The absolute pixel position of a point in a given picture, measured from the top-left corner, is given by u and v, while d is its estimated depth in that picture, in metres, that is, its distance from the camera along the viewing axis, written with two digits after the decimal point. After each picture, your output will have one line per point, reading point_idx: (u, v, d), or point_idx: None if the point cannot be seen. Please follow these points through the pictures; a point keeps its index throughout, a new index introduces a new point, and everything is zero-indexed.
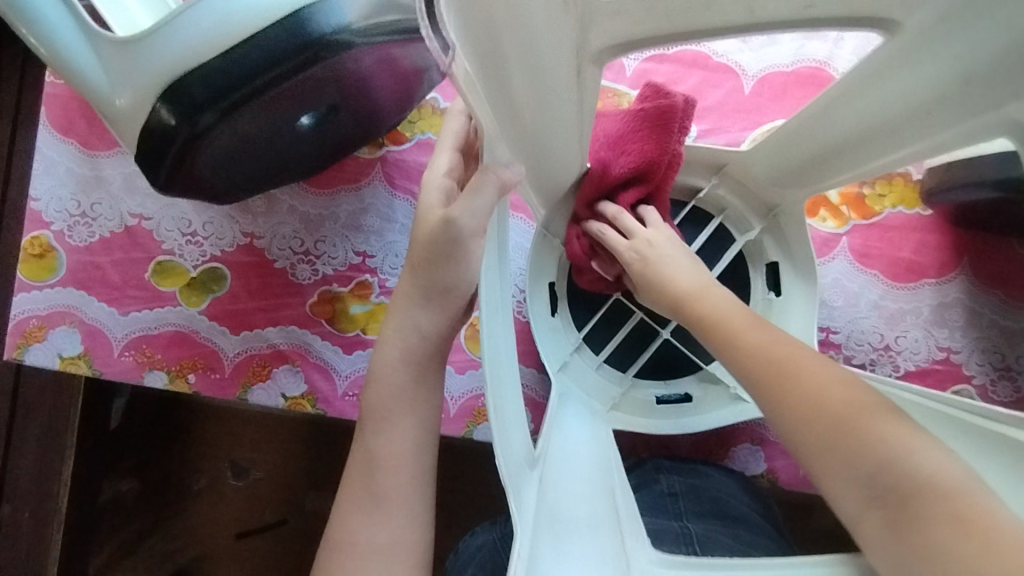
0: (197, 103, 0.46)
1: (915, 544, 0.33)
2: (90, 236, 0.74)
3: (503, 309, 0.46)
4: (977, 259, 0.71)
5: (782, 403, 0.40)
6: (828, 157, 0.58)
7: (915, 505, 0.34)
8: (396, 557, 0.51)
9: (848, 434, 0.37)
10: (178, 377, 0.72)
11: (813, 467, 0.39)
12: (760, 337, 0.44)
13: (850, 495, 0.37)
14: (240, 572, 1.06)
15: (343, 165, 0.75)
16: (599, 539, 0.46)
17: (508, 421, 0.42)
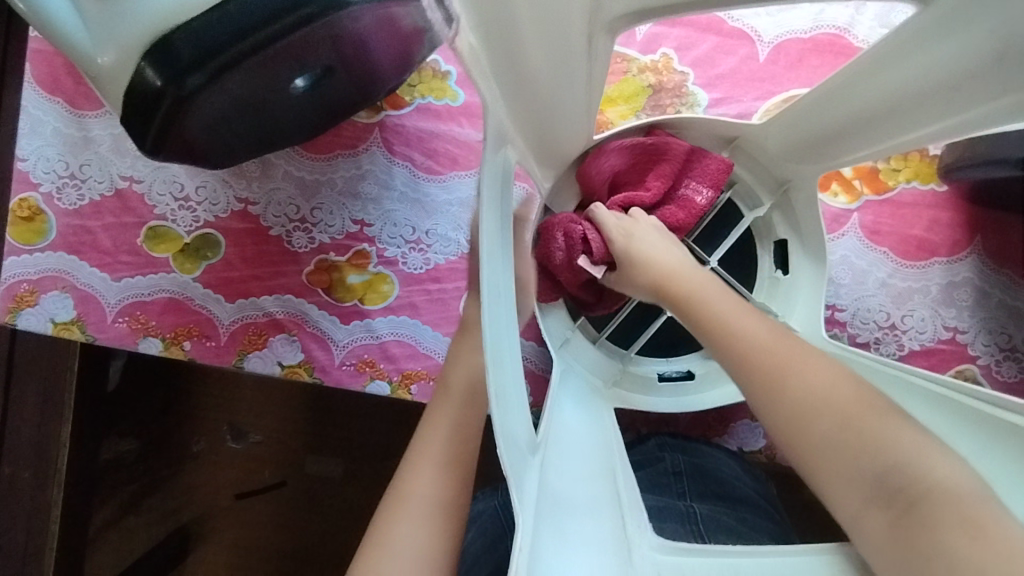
0: (184, 63, 0.43)
1: (921, 541, 0.39)
2: (80, 199, 0.72)
3: (504, 285, 0.42)
4: (990, 238, 0.69)
5: (786, 406, 0.46)
6: (846, 131, 0.56)
7: (923, 502, 0.40)
8: (434, 511, 0.52)
9: (855, 432, 0.43)
10: (174, 344, 0.71)
11: (814, 465, 0.45)
12: (758, 331, 0.49)
13: (853, 490, 0.43)
14: (241, 531, 1.08)
15: (340, 130, 0.73)
16: (602, 525, 0.45)
17: (509, 406, 0.39)
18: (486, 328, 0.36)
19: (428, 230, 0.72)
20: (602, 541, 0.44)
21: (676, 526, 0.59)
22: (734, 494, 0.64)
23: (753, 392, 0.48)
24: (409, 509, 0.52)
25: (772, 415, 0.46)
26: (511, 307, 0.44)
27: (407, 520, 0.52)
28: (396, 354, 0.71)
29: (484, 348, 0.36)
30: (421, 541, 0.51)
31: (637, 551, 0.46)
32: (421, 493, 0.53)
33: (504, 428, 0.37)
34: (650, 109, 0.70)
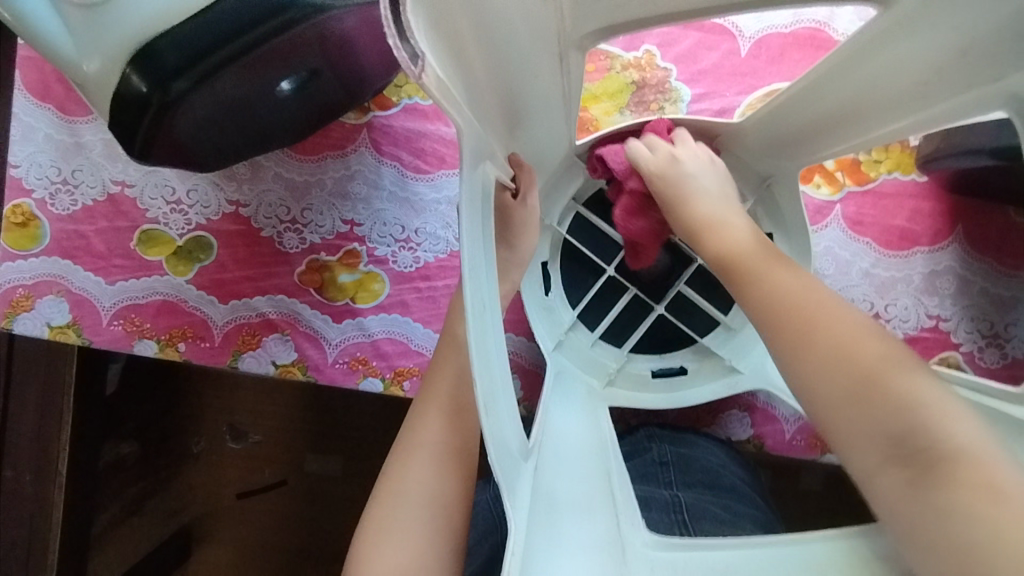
0: (169, 69, 0.44)
1: (936, 500, 0.37)
2: (73, 204, 0.73)
3: (490, 299, 0.39)
4: (971, 226, 0.70)
5: (814, 358, 0.42)
6: (824, 129, 0.57)
7: (941, 463, 0.38)
8: (443, 461, 0.52)
9: (882, 391, 0.40)
10: (168, 346, 0.72)
11: (834, 422, 0.41)
12: (779, 278, 0.46)
13: (874, 448, 0.40)
14: (241, 530, 1.09)
15: (328, 131, 0.74)
16: (597, 522, 0.46)
17: (502, 415, 0.38)
18: (473, 348, 0.34)
19: (418, 228, 0.73)
20: (597, 539, 0.44)
21: (662, 516, 0.61)
22: (720, 483, 0.65)
23: (776, 341, 0.44)
24: (416, 457, 0.52)
25: (795, 368, 0.42)
26: (498, 318, 0.40)
27: (416, 469, 0.52)
28: (388, 352, 0.72)
29: (473, 369, 0.34)
30: (431, 490, 0.51)
31: (631, 547, 0.46)
32: (427, 443, 0.53)
33: (496, 443, 0.35)
34: (634, 105, 0.71)
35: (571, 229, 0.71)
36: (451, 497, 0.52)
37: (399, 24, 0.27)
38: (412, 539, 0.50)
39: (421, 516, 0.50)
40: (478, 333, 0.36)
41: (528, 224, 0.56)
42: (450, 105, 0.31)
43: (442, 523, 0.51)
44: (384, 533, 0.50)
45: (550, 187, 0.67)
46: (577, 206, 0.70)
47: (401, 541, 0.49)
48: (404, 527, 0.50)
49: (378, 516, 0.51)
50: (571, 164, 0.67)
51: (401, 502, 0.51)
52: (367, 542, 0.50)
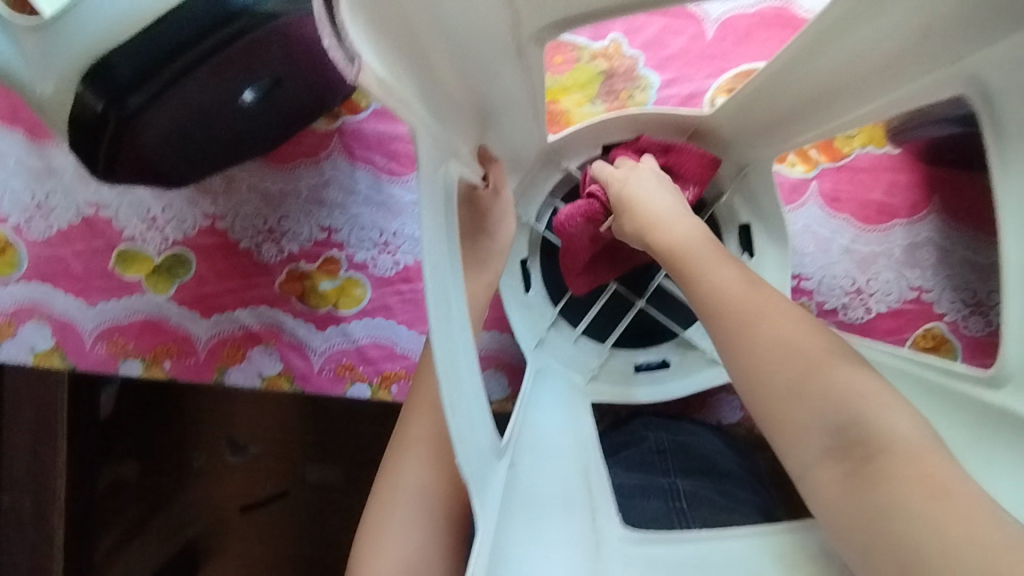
0: (122, 85, 0.44)
1: (879, 500, 0.37)
2: (48, 228, 0.72)
3: (457, 298, 0.39)
4: (948, 196, 0.70)
5: (750, 351, 0.43)
6: (798, 113, 0.57)
7: (878, 461, 0.38)
8: (439, 453, 0.50)
9: (820, 384, 0.40)
10: (154, 364, 0.72)
11: (768, 414, 0.42)
12: (720, 269, 0.47)
13: (812, 442, 0.40)
14: (245, 544, 1.09)
15: (300, 139, 0.73)
16: (573, 519, 0.46)
17: (472, 419, 0.38)
18: (437, 348, 0.34)
19: (396, 231, 0.73)
20: (571, 536, 0.44)
21: (658, 504, 0.58)
22: (718, 468, 0.63)
23: (715, 329, 0.45)
24: (412, 451, 0.50)
25: (736, 359, 0.44)
26: (466, 316, 0.40)
27: (412, 463, 0.50)
28: (374, 356, 0.72)
29: (437, 372, 0.34)
30: (429, 484, 0.49)
31: (607, 544, 0.46)
32: (423, 435, 0.50)
33: (463, 439, 0.35)
34: (604, 95, 0.71)
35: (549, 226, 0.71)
36: (451, 491, 0.50)
37: (338, 27, 0.26)
38: (413, 534, 0.48)
39: (421, 509, 0.49)
40: (444, 334, 0.35)
41: (505, 213, 0.55)
42: (399, 104, 0.31)
43: (443, 517, 0.49)
44: (385, 528, 0.48)
45: (525, 185, 0.67)
46: (555, 201, 0.70)
47: (402, 536, 0.48)
48: (402, 522, 0.48)
49: (376, 513, 0.49)
50: (546, 160, 0.68)
51: (398, 498, 0.49)
52: (364, 543, 0.48)
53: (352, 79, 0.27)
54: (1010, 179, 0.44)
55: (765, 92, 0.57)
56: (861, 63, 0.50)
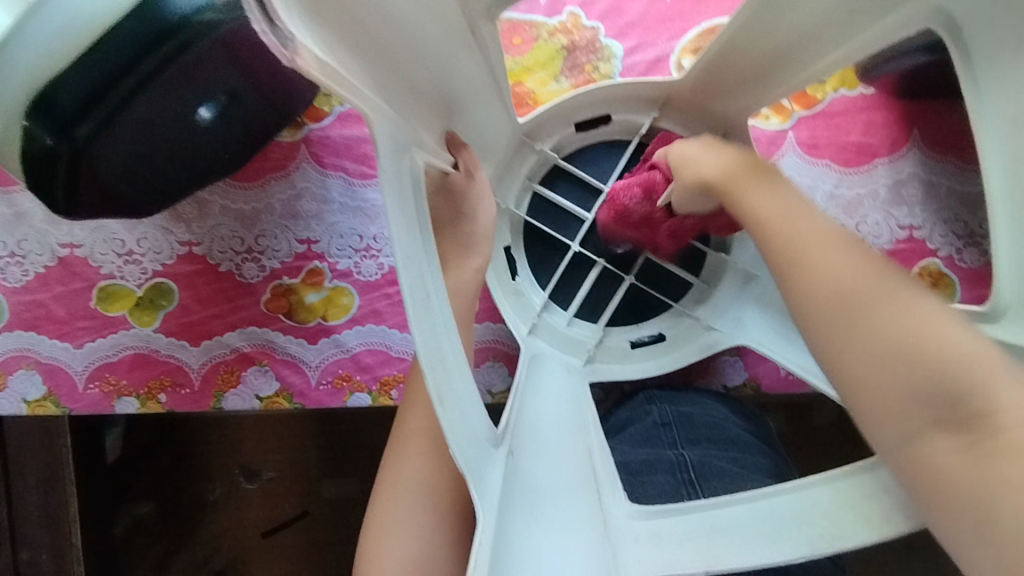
0: (69, 114, 0.43)
1: (998, 475, 0.32)
2: (24, 275, 0.71)
3: (436, 288, 0.38)
4: (927, 130, 0.69)
5: (836, 311, 0.38)
6: (764, 70, 0.58)
7: (997, 429, 0.32)
8: (439, 449, 0.49)
9: (927, 343, 0.35)
10: (150, 399, 0.71)
11: (859, 378, 0.36)
12: (787, 210, 0.43)
13: (915, 410, 0.34)
14: (272, 568, 1.09)
15: (267, 153, 0.72)
16: (580, 503, 0.45)
17: (463, 405, 0.37)
18: (420, 344, 0.33)
19: (376, 235, 0.72)
20: (579, 519, 0.44)
21: (666, 478, 0.58)
22: (724, 436, 0.62)
23: (808, 299, 0.39)
24: (412, 445, 0.49)
25: (832, 330, 0.38)
26: (448, 308, 0.40)
27: (413, 457, 0.48)
28: (369, 363, 0.71)
29: (422, 364, 0.33)
30: (431, 479, 0.48)
31: (615, 521, 0.46)
32: (421, 429, 0.49)
33: (456, 429, 0.34)
34: (568, 70, 0.70)
35: (530, 211, 0.70)
36: (456, 484, 0.48)
37: (270, 16, 0.25)
38: (417, 530, 0.47)
39: (424, 505, 0.47)
40: (426, 328, 0.34)
41: (484, 196, 0.53)
42: (348, 91, 0.30)
43: (449, 510, 0.48)
44: (388, 525, 0.47)
45: (501, 173, 0.66)
46: (532, 185, 0.69)
47: (408, 532, 0.47)
48: (409, 518, 0.47)
49: (382, 510, 0.48)
50: (519, 144, 0.67)
51: (404, 494, 0.48)
52: (370, 541, 0.47)
53: (290, 64, 0.26)
54: (985, 101, 0.43)
55: (723, 57, 0.57)
56: (825, 9, 0.49)
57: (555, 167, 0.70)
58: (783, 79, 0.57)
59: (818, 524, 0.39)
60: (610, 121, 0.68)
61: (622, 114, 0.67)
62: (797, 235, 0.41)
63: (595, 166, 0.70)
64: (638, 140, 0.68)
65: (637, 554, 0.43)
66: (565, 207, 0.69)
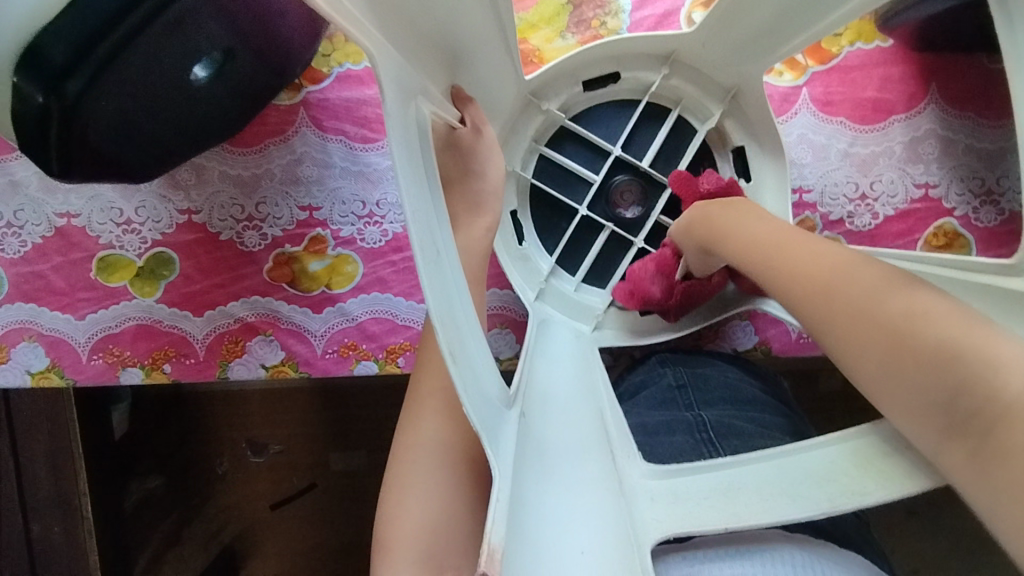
0: (58, 69, 0.41)
1: (1000, 478, 0.32)
2: (23, 246, 0.70)
3: (445, 244, 0.37)
4: (946, 84, 0.67)
5: (833, 324, 0.40)
6: (780, 21, 0.55)
7: (999, 427, 0.32)
8: (451, 410, 0.48)
9: (911, 340, 0.36)
10: (154, 370, 0.71)
11: (866, 380, 0.38)
12: (769, 232, 0.47)
13: (925, 417, 0.36)
14: (282, 539, 1.10)
15: (265, 118, 0.69)
16: (594, 466, 0.44)
17: (474, 363, 0.36)
18: (429, 300, 0.31)
19: (379, 200, 0.70)
20: (592, 479, 0.43)
21: (685, 438, 0.56)
22: (741, 396, 0.61)
23: (801, 307, 0.42)
24: (427, 404, 0.49)
25: (843, 344, 0.39)
26: (457, 264, 0.38)
27: (428, 418, 0.48)
28: (375, 332, 0.70)
29: (434, 320, 0.31)
30: (447, 439, 0.47)
31: (630, 482, 0.45)
32: (438, 389, 0.49)
33: (469, 389, 0.33)
34: (574, 26, 0.67)
35: (536, 174, 0.68)
36: (471, 441, 0.48)
37: None
38: (435, 490, 0.46)
39: (440, 464, 0.47)
40: (436, 285, 0.33)
41: (492, 152, 0.51)
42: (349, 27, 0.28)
43: (465, 470, 0.47)
44: (406, 485, 0.46)
45: (507, 134, 0.64)
46: (539, 147, 0.67)
47: (424, 494, 0.46)
48: (423, 480, 0.46)
49: (397, 471, 0.47)
50: (525, 104, 0.64)
51: (418, 456, 0.47)
52: (387, 503, 0.46)
53: None
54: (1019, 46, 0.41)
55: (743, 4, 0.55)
56: None
57: (562, 129, 0.68)
58: (801, 28, 0.55)
59: (836, 481, 0.40)
60: (619, 79, 0.66)
61: (631, 71, 0.65)
62: (780, 261, 0.44)
63: (604, 127, 0.68)
64: (647, 98, 0.66)
65: (655, 513, 0.43)
66: (572, 169, 0.67)
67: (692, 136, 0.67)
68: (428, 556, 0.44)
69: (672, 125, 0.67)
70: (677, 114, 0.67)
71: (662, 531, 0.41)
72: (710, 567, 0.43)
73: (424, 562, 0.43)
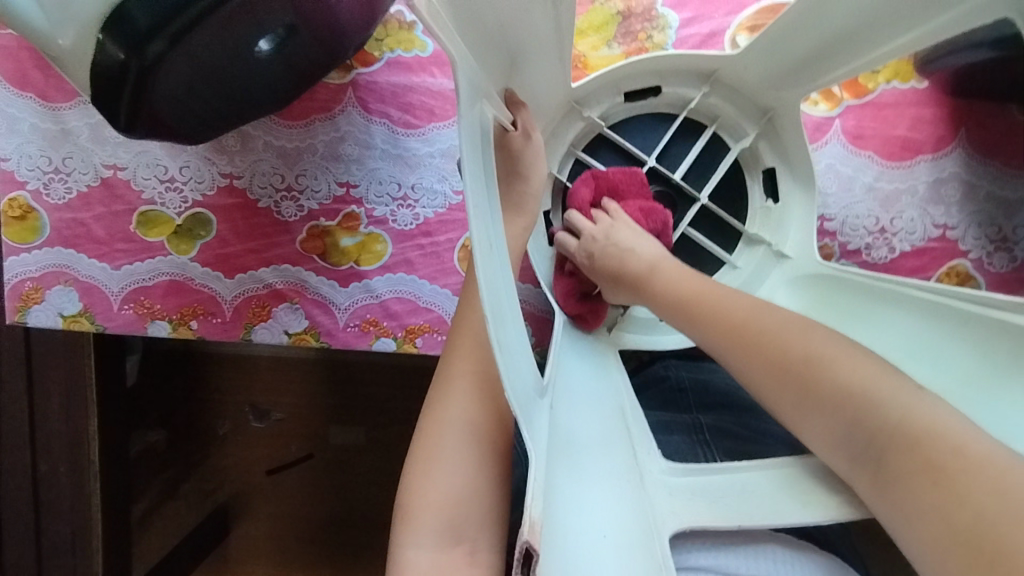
0: (142, 31, 0.43)
1: (901, 494, 0.41)
2: (68, 192, 0.72)
3: (496, 240, 0.39)
4: (976, 130, 0.69)
5: (755, 366, 0.49)
6: (822, 54, 0.58)
7: (890, 449, 0.43)
8: (479, 393, 0.50)
9: (819, 378, 0.46)
10: (181, 325, 0.73)
11: (790, 417, 0.48)
12: (679, 285, 0.55)
13: (841, 449, 0.45)
14: (276, 504, 1.12)
15: (314, 94, 0.72)
16: (615, 460, 0.47)
17: (514, 355, 0.39)
18: (485, 295, 0.34)
19: (414, 184, 0.72)
20: (612, 471, 0.46)
21: (682, 438, 0.59)
22: (740, 403, 0.64)
23: (725, 355, 0.51)
24: (457, 384, 0.51)
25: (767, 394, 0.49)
26: (505, 257, 0.41)
27: (458, 397, 0.50)
28: (398, 311, 0.72)
29: (487, 312, 0.34)
30: (472, 420, 0.50)
31: (649, 477, 0.49)
32: (467, 372, 0.51)
33: (512, 379, 0.36)
34: (622, 37, 0.69)
35: (571, 178, 0.70)
36: (496, 423, 0.50)
37: None
38: (462, 467, 0.49)
39: (466, 441, 0.49)
40: (489, 278, 0.36)
41: (537, 157, 0.54)
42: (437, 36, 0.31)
43: (487, 452, 0.49)
44: (434, 460, 0.49)
45: (546, 137, 0.67)
46: (576, 153, 0.70)
47: (450, 470, 0.49)
48: (449, 456, 0.49)
49: (424, 446, 0.50)
50: (568, 109, 0.67)
51: (446, 433, 0.49)
52: (413, 474, 0.49)
53: None
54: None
55: (784, 38, 0.58)
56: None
57: (600, 136, 0.70)
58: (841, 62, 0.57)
59: (843, 491, 0.46)
60: (660, 93, 0.68)
61: (673, 86, 0.67)
62: (698, 304, 0.53)
63: (640, 137, 0.70)
64: (685, 114, 0.68)
65: (670, 504, 0.48)
66: None
67: (725, 154, 0.69)
68: (448, 526, 0.47)
69: (707, 141, 0.69)
70: (712, 131, 0.69)
71: (678, 523, 0.47)
72: (699, 554, 0.48)
73: (444, 531, 0.47)
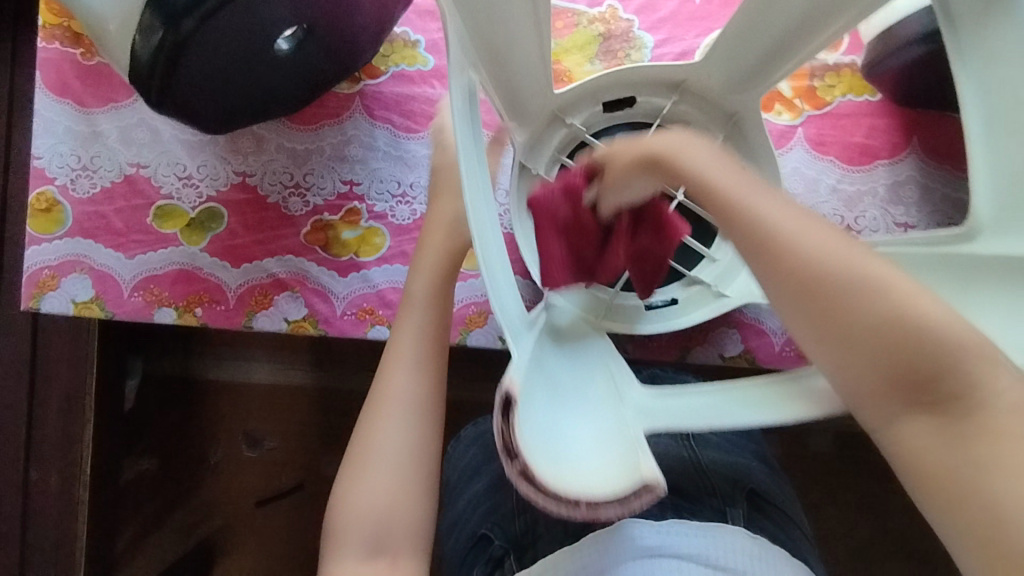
0: (178, 8, 0.50)
1: (964, 457, 0.39)
2: (93, 188, 0.78)
3: (483, 179, 0.46)
4: (927, 138, 0.75)
5: (828, 303, 0.41)
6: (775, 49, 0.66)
7: (964, 411, 0.39)
8: (416, 365, 0.60)
9: (907, 326, 0.40)
10: (186, 312, 0.77)
11: (843, 360, 0.41)
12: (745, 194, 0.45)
13: (892, 396, 0.40)
14: (261, 537, 1.11)
15: (324, 102, 0.79)
16: (600, 388, 0.50)
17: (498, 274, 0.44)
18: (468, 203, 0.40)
19: (413, 183, 0.78)
20: (597, 395, 0.49)
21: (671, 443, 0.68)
22: None
23: (790, 287, 0.42)
24: (398, 361, 0.60)
25: (806, 316, 0.42)
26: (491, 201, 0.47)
27: (401, 371, 0.60)
28: (393, 300, 0.76)
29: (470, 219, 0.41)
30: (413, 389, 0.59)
31: (628, 397, 0.50)
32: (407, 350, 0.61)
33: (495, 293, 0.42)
34: (602, 55, 0.77)
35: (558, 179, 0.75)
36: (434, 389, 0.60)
37: None
38: (406, 429, 0.57)
39: (409, 407, 0.58)
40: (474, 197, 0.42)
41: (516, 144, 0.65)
42: None
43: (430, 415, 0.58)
44: (379, 428, 0.57)
45: (534, 139, 0.73)
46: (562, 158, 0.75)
47: (395, 432, 0.57)
48: (395, 422, 0.57)
49: (372, 416, 0.58)
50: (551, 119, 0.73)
51: (391, 402, 0.58)
52: (364, 441, 0.57)
53: None
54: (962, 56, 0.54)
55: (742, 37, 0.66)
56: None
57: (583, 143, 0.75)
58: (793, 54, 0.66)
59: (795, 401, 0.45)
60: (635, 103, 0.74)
61: (646, 97, 0.73)
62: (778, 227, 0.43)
63: None
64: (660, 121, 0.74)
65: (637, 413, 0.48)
66: None
67: None
68: (398, 483, 0.56)
69: None
70: None
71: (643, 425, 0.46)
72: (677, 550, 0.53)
73: (394, 485, 0.55)
